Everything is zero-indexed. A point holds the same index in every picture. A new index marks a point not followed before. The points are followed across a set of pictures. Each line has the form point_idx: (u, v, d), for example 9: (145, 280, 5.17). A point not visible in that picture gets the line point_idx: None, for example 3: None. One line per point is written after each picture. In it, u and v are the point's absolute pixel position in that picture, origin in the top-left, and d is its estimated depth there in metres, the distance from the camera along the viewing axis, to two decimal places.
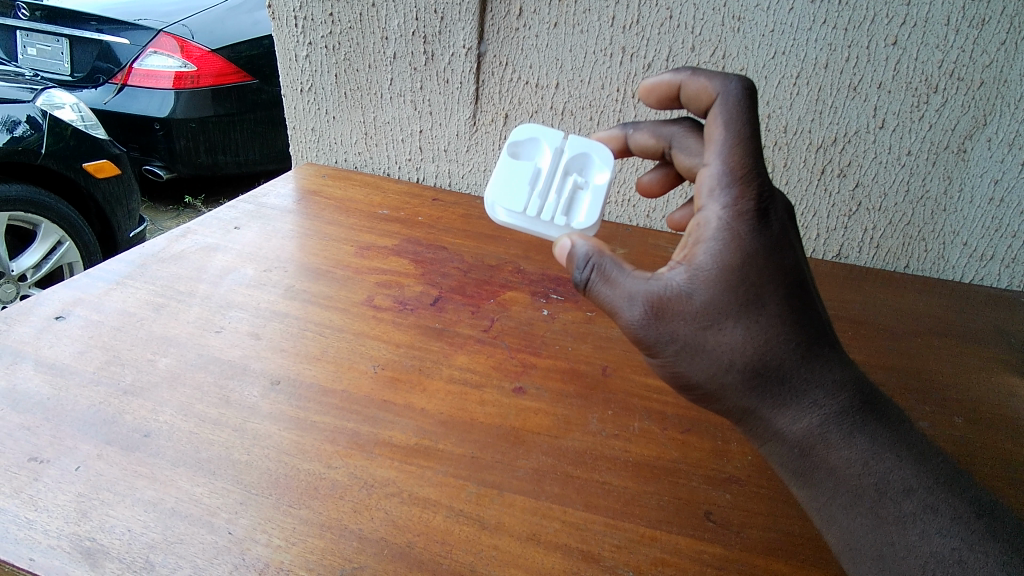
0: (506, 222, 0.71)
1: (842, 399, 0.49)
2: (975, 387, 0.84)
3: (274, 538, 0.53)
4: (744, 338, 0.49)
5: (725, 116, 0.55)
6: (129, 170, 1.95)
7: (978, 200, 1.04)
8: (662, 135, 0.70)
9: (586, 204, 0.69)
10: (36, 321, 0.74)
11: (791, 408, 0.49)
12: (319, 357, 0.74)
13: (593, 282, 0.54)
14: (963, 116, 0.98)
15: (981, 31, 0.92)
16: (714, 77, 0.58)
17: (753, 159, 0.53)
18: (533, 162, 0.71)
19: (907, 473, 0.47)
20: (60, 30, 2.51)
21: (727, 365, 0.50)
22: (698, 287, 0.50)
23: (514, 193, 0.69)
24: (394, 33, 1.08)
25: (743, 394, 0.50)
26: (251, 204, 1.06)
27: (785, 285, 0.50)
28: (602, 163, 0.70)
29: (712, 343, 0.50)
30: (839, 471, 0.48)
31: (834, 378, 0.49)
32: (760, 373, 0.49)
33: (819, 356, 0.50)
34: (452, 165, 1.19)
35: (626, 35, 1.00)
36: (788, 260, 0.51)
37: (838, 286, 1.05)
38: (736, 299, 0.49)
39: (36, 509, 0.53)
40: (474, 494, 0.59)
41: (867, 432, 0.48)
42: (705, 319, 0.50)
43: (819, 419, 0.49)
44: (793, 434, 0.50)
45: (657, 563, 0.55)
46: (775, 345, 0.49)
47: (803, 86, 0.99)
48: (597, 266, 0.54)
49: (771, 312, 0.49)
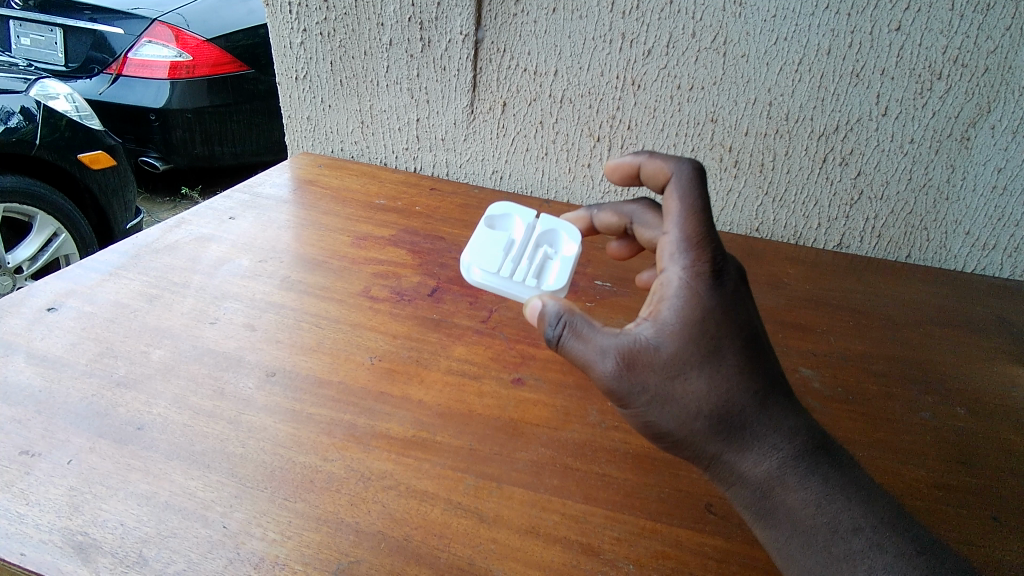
0: (480, 281, 0.67)
1: (797, 443, 0.49)
2: (975, 375, 0.84)
3: (270, 532, 0.52)
4: (709, 387, 0.48)
5: (680, 189, 0.55)
6: (124, 161, 1.93)
7: (981, 188, 1.03)
8: (624, 213, 0.69)
9: (556, 270, 0.68)
10: (27, 313, 0.73)
11: (752, 451, 0.48)
12: (315, 349, 0.73)
13: (565, 339, 0.50)
14: (967, 103, 0.97)
15: (986, 16, 0.90)
16: (668, 158, 0.58)
17: (711, 228, 0.53)
18: (506, 233, 0.71)
19: (855, 514, 0.47)
20: (53, 20, 2.47)
21: (695, 413, 0.48)
22: (665, 339, 0.48)
23: (489, 255, 0.68)
24: (390, 19, 1.05)
25: (709, 439, 0.49)
26: (246, 194, 1.05)
27: (743, 337, 0.50)
28: (570, 237, 0.70)
29: (680, 392, 0.48)
30: (796, 512, 0.48)
31: (789, 423, 0.49)
32: (724, 419, 0.48)
33: (774, 404, 0.49)
34: (450, 155, 1.18)
35: (626, 20, 0.98)
36: (743, 315, 0.50)
37: (838, 276, 1.04)
38: (699, 349, 0.48)
39: (27, 504, 0.52)
40: (472, 487, 0.58)
41: (820, 474, 0.48)
42: (673, 369, 0.48)
43: (776, 463, 0.48)
44: (754, 478, 0.48)
45: (658, 556, 0.54)
46: (736, 393, 0.48)
47: (805, 72, 0.98)
48: (569, 323, 0.50)
49: (731, 362, 0.48)
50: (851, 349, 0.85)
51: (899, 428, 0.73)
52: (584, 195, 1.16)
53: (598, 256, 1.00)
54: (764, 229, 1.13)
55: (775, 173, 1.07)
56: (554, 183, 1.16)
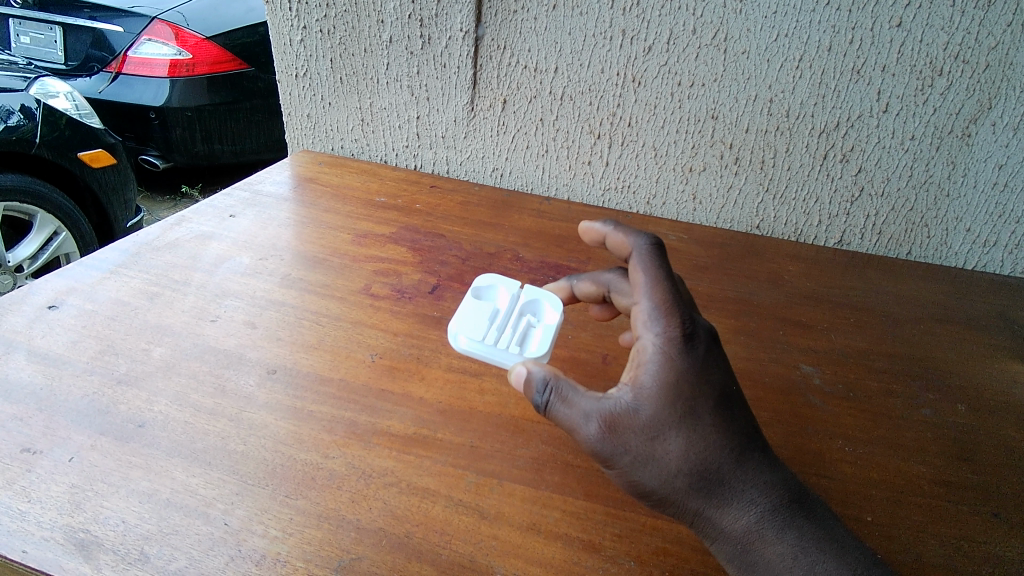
0: (466, 348, 0.63)
1: (774, 497, 0.49)
2: (975, 372, 0.84)
3: (272, 529, 0.52)
4: (686, 446, 0.47)
5: (646, 259, 0.54)
6: (124, 159, 1.92)
7: (982, 185, 1.03)
8: (601, 282, 0.66)
9: (538, 338, 0.64)
10: (28, 310, 0.73)
11: (732, 506, 0.48)
12: (316, 346, 0.73)
13: (552, 405, 0.48)
14: (968, 99, 0.96)
15: (988, 13, 0.90)
16: (629, 233, 0.57)
17: (680, 294, 0.52)
18: (491, 302, 0.68)
19: (831, 566, 0.47)
20: (53, 18, 2.47)
21: (675, 471, 0.47)
22: (643, 403, 0.47)
23: (474, 322, 0.65)
24: (390, 16, 1.05)
25: (690, 495, 0.48)
26: (246, 192, 1.05)
27: (719, 396, 0.49)
28: (554, 305, 0.66)
29: (661, 452, 0.47)
30: (774, 565, 0.47)
31: (767, 478, 0.49)
32: (704, 477, 0.47)
33: (751, 458, 0.49)
34: (450, 152, 1.17)
35: (626, 16, 0.98)
36: (718, 374, 0.50)
37: (839, 272, 1.04)
38: (675, 411, 0.47)
39: (28, 501, 0.52)
40: (473, 484, 0.58)
41: (797, 527, 0.48)
42: (653, 431, 0.47)
43: (755, 517, 0.48)
44: (733, 533, 0.48)
45: (658, 552, 0.54)
46: (714, 451, 0.48)
47: (806, 68, 0.97)
48: (555, 388, 0.48)
49: (707, 421, 0.48)
50: (851, 346, 0.85)
51: (901, 425, 0.73)
52: (584, 192, 1.16)
53: (599, 253, 1.00)
54: (765, 226, 1.13)
55: (775, 171, 1.07)
56: (554, 180, 1.16)
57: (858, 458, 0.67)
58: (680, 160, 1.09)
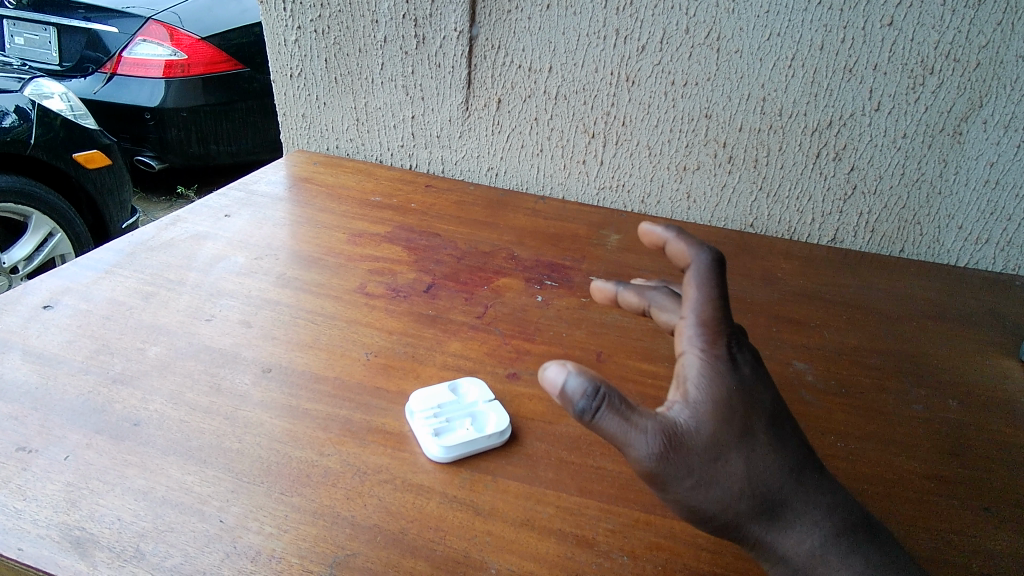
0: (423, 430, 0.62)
1: (836, 520, 0.48)
2: (968, 369, 0.84)
3: (266, 526, 0.52)
4: (749, 468, 0.45)
5: (697, 271, 0.49)
6: (119, 160, 1.92)
7: (973, 183, 1.04)
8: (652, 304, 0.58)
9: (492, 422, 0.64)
10: (23, 310, 0.73)
11: (794, 529, 0.47)
12: (311, 345, 0.73)
13: (602, 413, 0.42)
14: (959, 98, 0.97)
15: (978, 12, 0.90)
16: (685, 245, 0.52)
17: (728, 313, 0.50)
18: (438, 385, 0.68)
19: None
20: (47, 19, 2.47)
21: (738, 494, 0.45)
22: (702, 421, 0.45)
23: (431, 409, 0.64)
24: (385, 16, 1.06)
25: (752, 519, 0.46)
26: (241, 191, 1.05)
27: (770, 415, 0.48)
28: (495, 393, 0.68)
29: (723, 474, 0.44)
30: None
31: (828, 500, 0.48)
32: (766, 499, 0.46)
33: (811, 480, 0.48)
34: (445, 151, 1.18)
35: (619, 16, 0.99)
36: (768, 393, 0.48)
37: (833, 270, 1.05)
38: (735, 431, 0.45)
39: (24, 499, 0.52)
40: (468, 480, 0.59)
41: (861, 552, 0.47)
42: (715, 451, 0.44)
43: (818, 541, 0.47)
44: (794, 558, 0.47)
45: (652, 547, 0.54)
46: (775, 472, 0.46)
47: (799, 67, 0.98)
48: (609, 397, 0.42)
49: (764, 440, 0.46)
50: (844, 343, 0.86)
51: (892, 420, 0.73)
52: (580, 191, 1.17)
53: (593, 252, 1.00)
54: (759, 224, 1.14)
55: (770, 169, 1.08)
56: (549, 180, 1.17)
57: (850, 453, 0.68)
58: (674, 159, 1.10)
